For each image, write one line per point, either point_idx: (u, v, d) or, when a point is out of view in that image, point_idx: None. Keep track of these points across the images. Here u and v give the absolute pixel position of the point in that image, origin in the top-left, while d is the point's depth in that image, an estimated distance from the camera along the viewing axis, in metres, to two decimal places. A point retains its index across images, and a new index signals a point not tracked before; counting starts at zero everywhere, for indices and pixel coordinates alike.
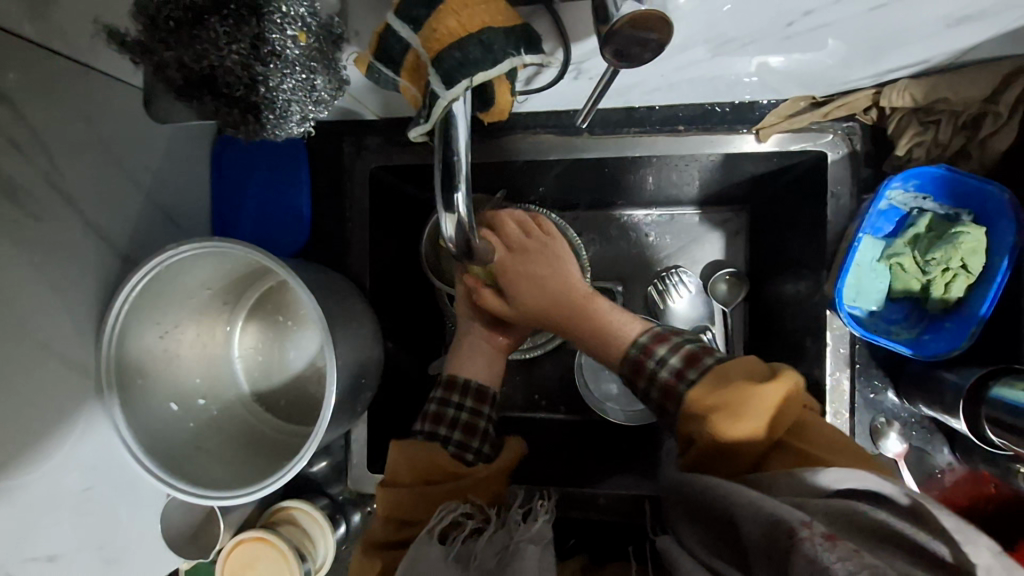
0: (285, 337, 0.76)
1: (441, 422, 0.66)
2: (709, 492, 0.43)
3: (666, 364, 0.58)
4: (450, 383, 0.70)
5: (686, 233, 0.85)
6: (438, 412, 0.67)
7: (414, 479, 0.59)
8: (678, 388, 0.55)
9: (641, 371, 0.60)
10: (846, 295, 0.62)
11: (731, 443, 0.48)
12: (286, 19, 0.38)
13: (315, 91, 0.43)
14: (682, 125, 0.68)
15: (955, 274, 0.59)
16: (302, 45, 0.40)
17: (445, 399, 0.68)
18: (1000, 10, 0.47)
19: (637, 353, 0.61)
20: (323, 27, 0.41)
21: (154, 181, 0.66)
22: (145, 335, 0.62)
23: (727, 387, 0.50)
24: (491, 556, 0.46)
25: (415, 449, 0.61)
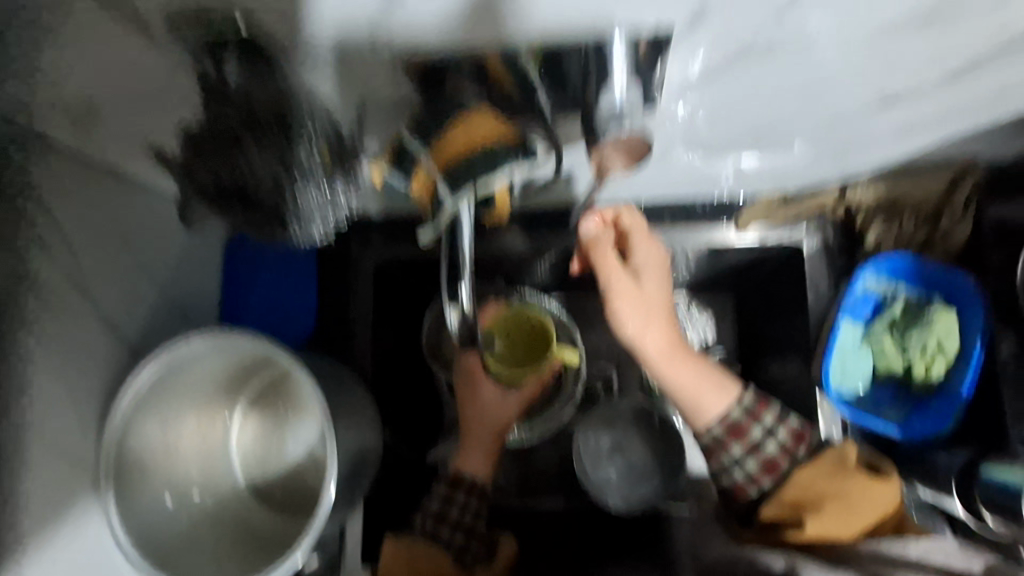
0: (284, 426, 0.76)
1: (444, 522, 0.67)
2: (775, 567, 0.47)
3: (773, 436, 0.58)
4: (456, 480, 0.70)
5: None
6: (441, 512, 0.68)
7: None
8: (786, 466, 0.57)
9: (739, 436, 0.59)
10: (834, 377, 0.64)
11: (845, 530, 0.52)
12: (313, 141, 0.44)
13: (334, 197, 0.49)
14: (667, 219, 0.73)
15: (933, 355, 0.62)
16: (326, 161, 0.46)
17: (450, 497, 0.69)
18: (939, 120, 0.54)
19: (738, 416, 0.60)
20: (343, 149, 0.47)
21: (169, 277, 0.69)
22: (149, 428, 0.63)
23: (842, 479, 0.54)
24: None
25: (416, 548, 0.61)
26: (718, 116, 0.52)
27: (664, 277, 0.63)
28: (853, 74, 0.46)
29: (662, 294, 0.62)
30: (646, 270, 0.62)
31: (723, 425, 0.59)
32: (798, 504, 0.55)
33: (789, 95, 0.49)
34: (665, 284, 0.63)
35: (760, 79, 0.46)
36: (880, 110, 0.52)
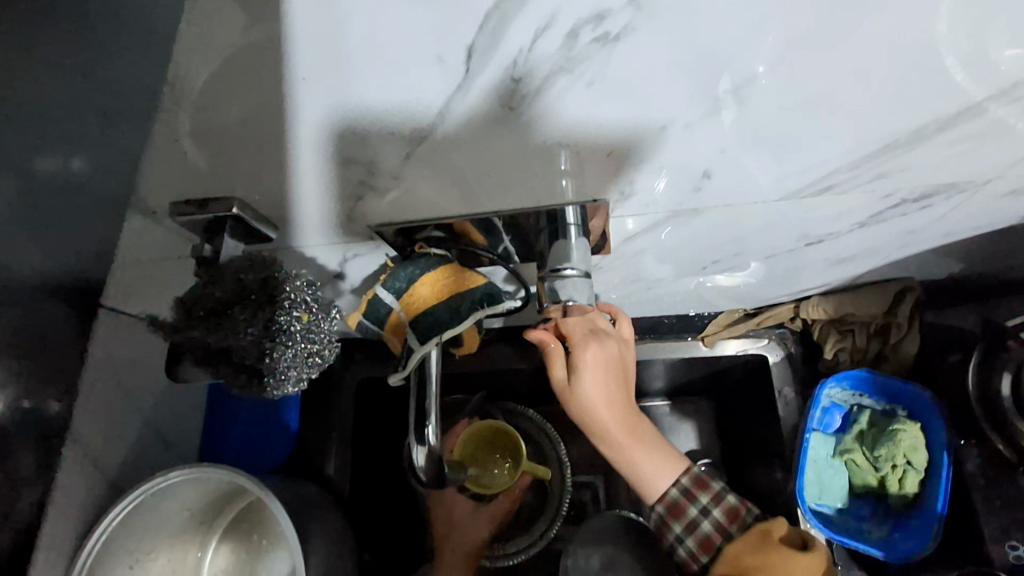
0: (257, 558, 0.74)
1: None
2: None
3: (707, 513, 0.60)
4: None
5: None
6: None
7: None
8: (720, 543, 0.58)
9: (679, 515, 0.61)
10: (809, 492, 0.65)
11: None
12: (294, 303, 0.43)
13: (314, 356, 0.46)
14: (636, 334, 0.77)
15: (904, 470, 0.62)
16: (305, 321, 0.44)
17: None
18: (864, 256, 0.60)
19: (678, 495, 0.61)
20: (321, 305, 0.46)
21: (155, 406, 0.68)
22: (117, 567, 0.61)
23: (768, 551, 0.54)
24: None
25: None
26: (663, 256, 0.58)
27: (611, 369, 0.61)
28: (777, 224, 0.51)
29: (610, 384, 0.61)
30: (589, 360, 0.59)
31: (664, 505, 0.61)
32: None
33: (721, 238, 0.54)
34: (612, 374, 0.61)
35: (686, 230, 0.52)
36: (809, 249, 0.57)
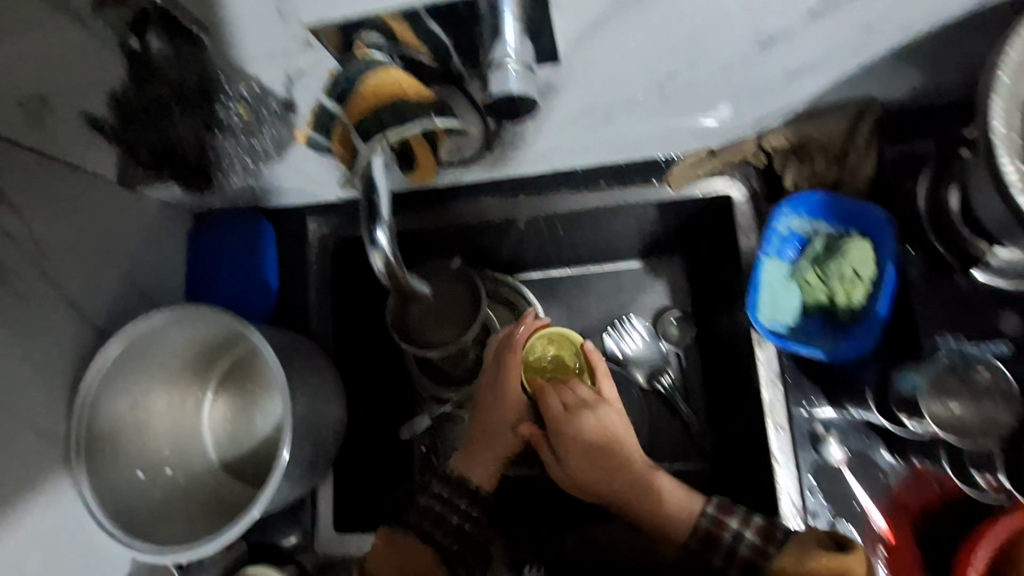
0: (252, 404, 0.80)
1: (440, 524, 0.75)
2: None
3: (745, 536, 0.66)
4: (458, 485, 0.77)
5: (633, 282, 1.02)
6: (439, 513, 0.75)
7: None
8: (761, 560, 0.64)
9: (730, 513, 0.69)
10: (763, 311, 0.68)
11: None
12: (227, 100, 0.56)
13: (255, 149, 0.64)
14: (603, 182, 0.78)
15: (853, 283, 0.64)
16: (240, 115, 0.57)
17: (450, 500, 0.77)
18: (824, 62, 0.59)
19: (709, 521, 0.69)
20: (254, 101, 0.56)
21: (133, 264, 0.75)
22: (117, 403, 0.67)
23: (808, 556, 0.57)
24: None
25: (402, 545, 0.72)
26: (618, 71, 0.57)
27: (606, 435, 0.76)
28: (732, 14, 0.51)
29: (597, 446, 0.76)
30: (586, 422, 0.77)
31: (714, 507, 0.70)
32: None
33: (676, 38, 0.53)
34: (602, 440, 0.76)
35: (641, 27, 0.50)
36: (762, 56, 0.56)
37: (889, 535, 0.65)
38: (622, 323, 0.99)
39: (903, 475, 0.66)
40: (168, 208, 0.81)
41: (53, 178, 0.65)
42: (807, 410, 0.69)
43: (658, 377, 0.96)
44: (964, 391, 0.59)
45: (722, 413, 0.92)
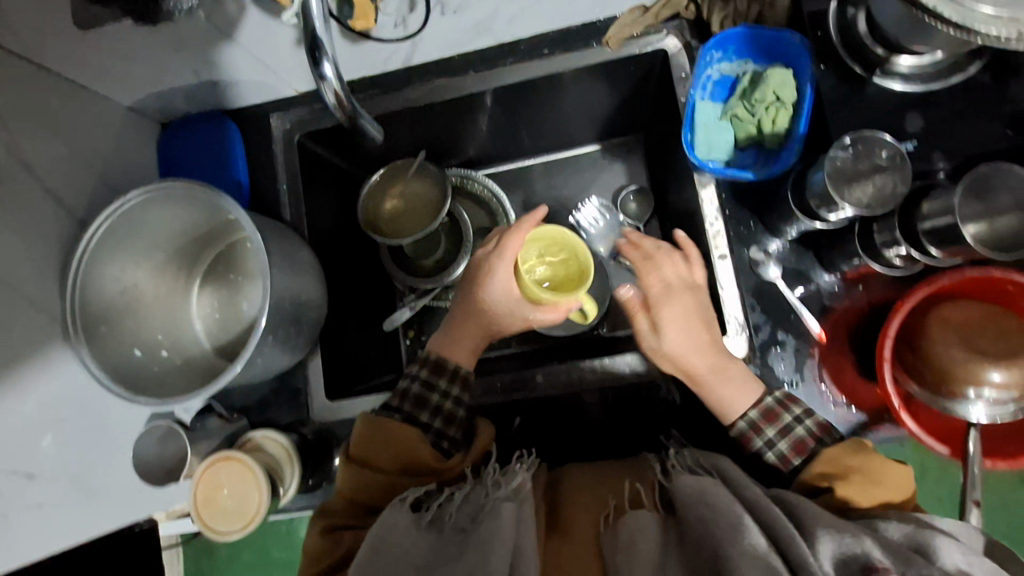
0: (237, 291, 0.86)
1: (423, 406, 0.79)
2: (729, 509, 0.56)
3: (802, 422, 0.68)
4: (438, 367, 0.81)
5: (592, 165, 1.07)
6: (421, 395, 0.79)
7: (388, 459, 0.72)
8: (813, 447, 0.66)
9: (772, 420, 0.69)
10: (699, 149, 0.74)
11: (873, 498, 0.59)
12: None
13: None
14: (547, 49, 0.81)
15: (776, 108, 0.70)
16: None
17: (431, 382, 0.80)
18: None
19: (772, 403, 0.70)
20: None
21: (105, 162, 0.78)
22: (105, 286, 0.72)
23: (865, 455, 0.62)
24: (454, 545, 0.62)
25: (391, 429, 0.73)
26: None
27: (694, 318, 0.73)
28: None
29: (697, 332, 0.72)
30: (674, 307, 0.74)
31: (759, 411, 0.69)
32: (824, 475, 0.63)
33: None
34: (698, 328, 0.72)
35: None
36: None
37: (823, 339, 0.72)
38: (585, 205, 1.05)
39: (839, 291, 0.74)
40: (132, 115, 0.84)
41: (17, 74, 0.68)
42: (756, 248, 0.75)
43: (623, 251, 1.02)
44: (870, 170, 0.60)
45: None
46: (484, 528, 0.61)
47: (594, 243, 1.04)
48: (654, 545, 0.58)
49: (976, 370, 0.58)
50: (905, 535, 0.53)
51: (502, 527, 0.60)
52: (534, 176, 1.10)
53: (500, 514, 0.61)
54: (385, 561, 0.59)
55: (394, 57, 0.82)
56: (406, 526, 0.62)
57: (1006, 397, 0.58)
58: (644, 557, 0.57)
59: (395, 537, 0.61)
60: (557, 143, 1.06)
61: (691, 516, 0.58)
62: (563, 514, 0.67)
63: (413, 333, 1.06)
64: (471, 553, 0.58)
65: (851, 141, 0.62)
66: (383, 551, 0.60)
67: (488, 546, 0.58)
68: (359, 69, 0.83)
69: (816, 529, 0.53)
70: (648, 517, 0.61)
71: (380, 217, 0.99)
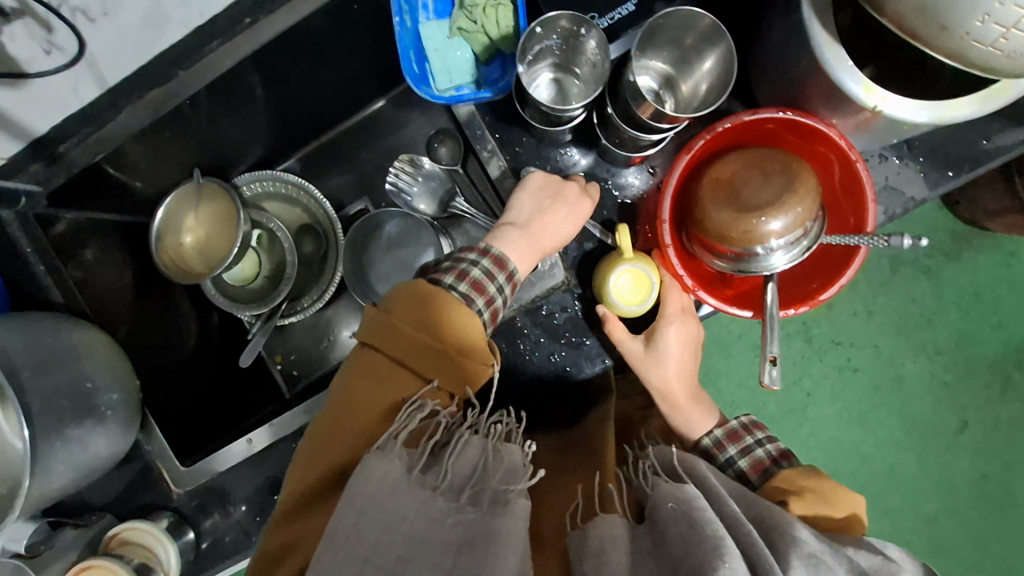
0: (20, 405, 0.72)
1: (479, 293, 0.61)
2: (710, 532, 0.47)
3: (764, 444, 0.68)
4: (500, 263, 0.63)
5: (388, 119, 0.99)
6: (479, 281, 0.61)
7: (439, 339, 0.58)
8: (772, 467, 0.66)
9: (735, 440, 0.70)
10: (439, 79, 0.67)
11: (824, 515, 0.58)
12: None
13: None
14: (247, 17, 0.71)
15: (494, 8, 0.62)
16: None
17: (490, 272, 0.62)
18: None
19: (735, 425, 0.71)
20: None
21: None
22: None
23: (817, 476, 0.61)
24: (451, 528, 0.49)
25: (443, 307, 0.58)
26: None
27: (689, 348, 0.71)
28: None
29: (688, 359, 0.71)
30: (677, 331, 0.70)
31: (724, 430, 0.70)
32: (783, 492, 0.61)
33: None
34: (689, 353, 0.72)
35: None
36: None
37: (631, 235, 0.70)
38: (398, 166, 0.96)
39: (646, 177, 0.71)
40: None
41: None
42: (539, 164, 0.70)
43: (451, 202, 0.93)
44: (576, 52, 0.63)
45: None
46: (492, 523, 0.49)
47: (412, 204, 0.95)
48: (625, 556, 0.49)
49: (739, 225, 0.55)
50: (876, 567, 0.50)
51: (515, 527, 0.49)
52: (335, 152, 1.00)
53: (513, 511, 0.50)
54: (370, 532, 0.48)
55: (82, 84, 0.70)
56: (397, 480, 0.50)
57: (793, 238, 0.55)
58: (614, 568, 0.47)
59: (383, 496, 0.49)
60: (341, 111, 0.96)
61: (672, 532, 0.49)
62: (537, 526, 0.59)
63: (280, 356, 1.00)
64: (473, 551, 0.47)
65: (531, 60, 0.63)
66: (370, 512, 0.48)
67: (500, 551, 0.47)
68: (56, 112, 0.72)
69: (791, 557, 0.48)
70: (620, 522, 0.52)
71: (185, 255, 0.92)
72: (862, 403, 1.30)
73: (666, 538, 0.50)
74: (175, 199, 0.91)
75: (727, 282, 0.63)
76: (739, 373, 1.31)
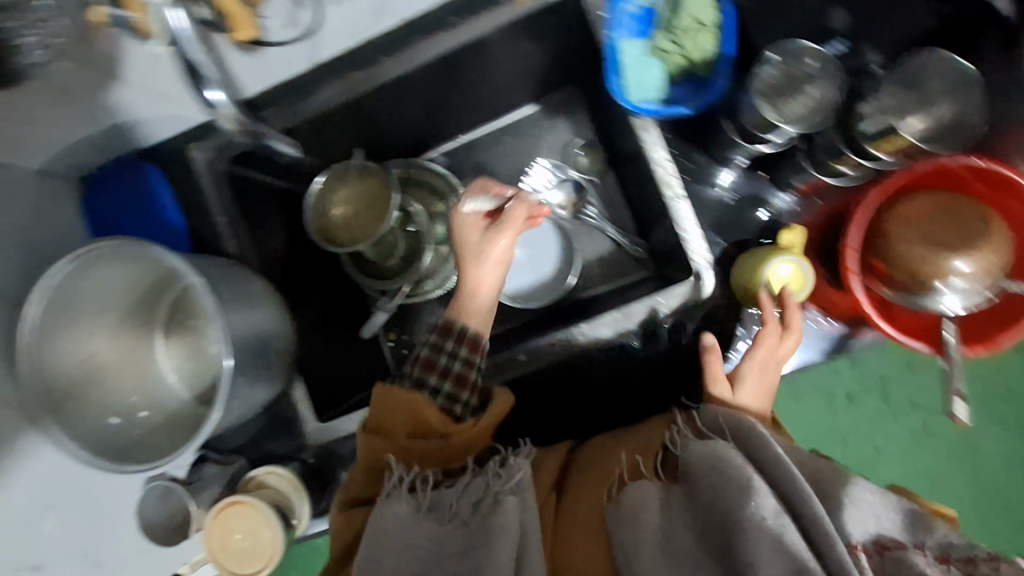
0: (200, 335, 0.77)
1: (432, 368, 0.75)
2: (739, 482, 0.56)
3: None
4: (446, 330, 0.76)
5: (533, 125, 1.05)
6: (429, 358, 0.75)
7: (412, 417, 0.70)
8: None
9: None
10: (632, 92, 0.71)
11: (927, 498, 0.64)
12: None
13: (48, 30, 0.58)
14: (455, 17, 0.77)
15: (699, 35, 0.70)
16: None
17: (439, 345, 0.76)
18: None
19: None
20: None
21: (29, 236, 0.74)
22: (62, 356, 0.70)
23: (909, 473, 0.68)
24: (455, 540, 0.61)
25: (401, 399, 0.70)
26: None
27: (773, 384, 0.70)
28: None
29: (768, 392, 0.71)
30: (757, 359, 0.69)
31: None
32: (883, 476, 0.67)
33: None
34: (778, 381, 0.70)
35: None
36: None
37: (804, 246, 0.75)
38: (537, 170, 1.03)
39: (797, 207, 0.77)
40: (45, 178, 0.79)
41: None
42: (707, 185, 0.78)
43: (582, 210, 1.02)
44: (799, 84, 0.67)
45: (643, 223, 0.97)
46: (488, 525, 0.60)
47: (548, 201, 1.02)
48: (655, 516, 0.60)
49: (928, 265, 0.59)
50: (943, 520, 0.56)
51: (507, 521, 0.60)
52: (478, 150, 1.06)
53: (504, 507, 0.61)
54: (388, 562, 0.60)
55: (298, 58, 0.76)
56: (403, 519, 0.62)
57: (975, 287, 0.59)
58: (647, 530, 0.59)
59: (394, 531, 0.61)
60: (493, 112, 1.02)
61: (703, 485, 0.59)
62: (570, 509, 0.66)
63: (394, 334, 1.01)
64: (475, 553, 0.59)
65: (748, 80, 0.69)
66: (383, 545, 0.60)
67: (493, 542, 0.59)
68: (265, 80, 0.77)
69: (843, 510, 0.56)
70: (650, 486, 0.63)
71: (330, 225, 0.96)
72: (939, 466, 1.28)
73: (697, 486, 0.60)
74: (331, 172, 0.95)
75: (896, 315, 0.64)
76: (815, 421, 1.31)
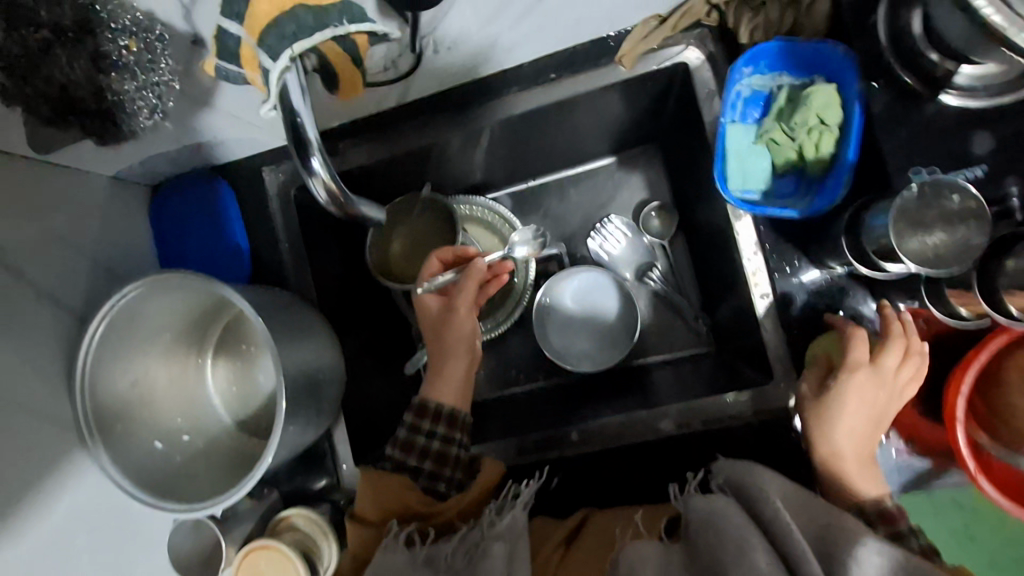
0: (251, 362, 0.81)
1: (410, 450, 0.78)
2: (736, 529, 0.52)
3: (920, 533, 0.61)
4: (421, 409, 0.80)
5: (609, 178, 1.01)
6: (408, 440, 0.78)
7: (401, 501, 0.71)
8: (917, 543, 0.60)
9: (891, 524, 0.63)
10: (734, 181, 0.70)
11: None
12: (116, 32, 0.55)
13: (155, 87, 0.61)
14: (554, 72, 0.74)
15: (819, 133, 0.66)
16: (133, 50, 0.57)
17: (416, 426, 0.79)
18: None
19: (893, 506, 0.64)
20: (143, 29, 0.57)
21: (96, 246, 0.73)
22: (118, 380, 0.68)
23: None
24: None
25: (387, 482, 0.72)
26: None
27: (870, 417, 0.66)
28: None
29: (867, 416, 0.66)
30: (854, 387, 0.65)
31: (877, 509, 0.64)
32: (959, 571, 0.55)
33: None
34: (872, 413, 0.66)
35: None
36: None
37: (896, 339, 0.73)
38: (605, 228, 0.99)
39: None
40: (119, 186, 0.79)
41: (25, 179, 0.65)
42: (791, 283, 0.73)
43: (647, 273, 0.97)
44: (939, 219, 0.61)
45: (710, 298, 0.92)
46: (476, 571, 0.58)
47: (513, 252, 0.95)
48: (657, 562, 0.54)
49: None
50: None
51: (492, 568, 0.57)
52: (548, 196, 1.02)
53: (492, 553, 0.59)
54: None
55: (387, 98, 0.74)
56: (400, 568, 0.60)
57: None
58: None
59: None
60: (569, 161, 0.98)
61: (701, 540, 0.55)
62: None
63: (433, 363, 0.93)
64: None
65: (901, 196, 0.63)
66: None
67: None
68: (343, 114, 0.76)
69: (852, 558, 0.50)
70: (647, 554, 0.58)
71: (391, 263, 0.92)
72: None
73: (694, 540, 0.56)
74: (397, 207, 0.91)
75: (991, 467, 0.68)
76: None
